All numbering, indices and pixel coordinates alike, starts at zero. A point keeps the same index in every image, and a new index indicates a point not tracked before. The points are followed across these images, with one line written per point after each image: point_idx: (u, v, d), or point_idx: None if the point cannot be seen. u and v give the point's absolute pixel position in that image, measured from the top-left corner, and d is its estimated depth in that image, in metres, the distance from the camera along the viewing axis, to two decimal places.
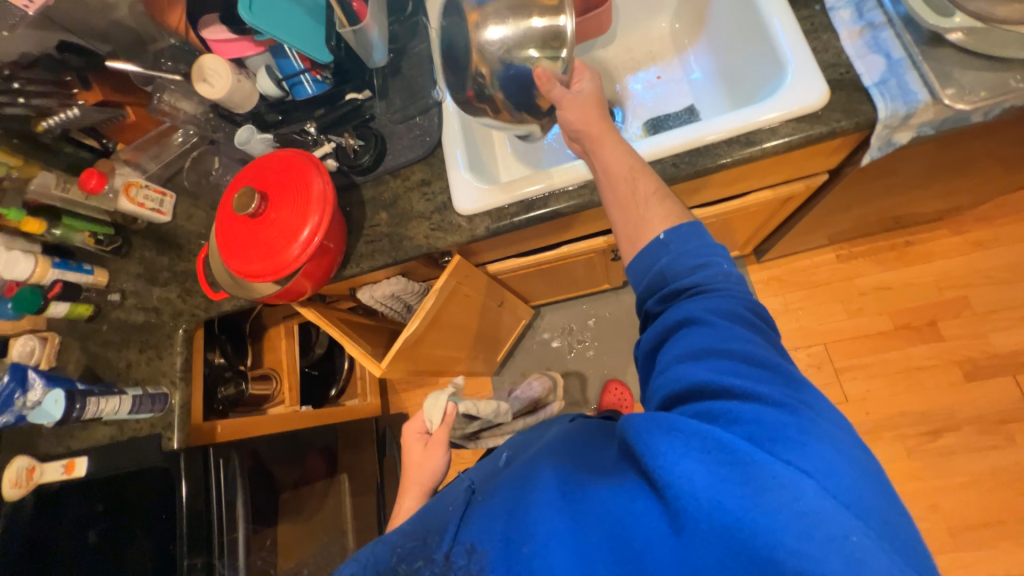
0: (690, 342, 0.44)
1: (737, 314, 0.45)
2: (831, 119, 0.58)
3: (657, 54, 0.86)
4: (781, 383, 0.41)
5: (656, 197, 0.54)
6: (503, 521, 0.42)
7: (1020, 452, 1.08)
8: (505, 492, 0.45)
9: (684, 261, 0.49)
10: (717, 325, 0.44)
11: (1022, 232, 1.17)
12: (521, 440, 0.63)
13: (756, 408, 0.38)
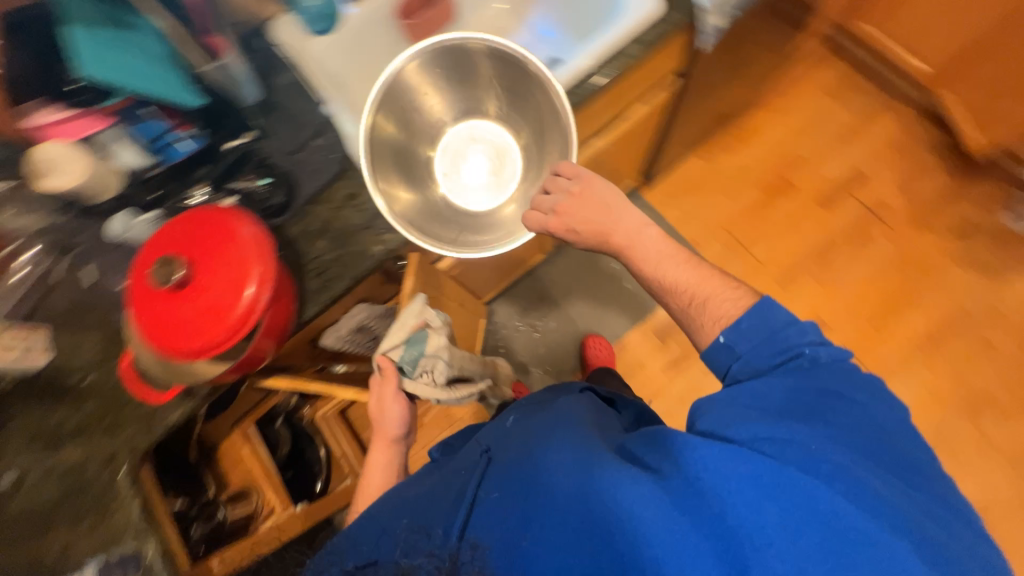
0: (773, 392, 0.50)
1: (837, 385, 0.50)
2: (669, 19, 0.72)
3: (503, 29, 0.96)
4: (877, 443, 0.47)
5: (712, 298, 0.62)
6: (515, 508, 0.50)
7: (881, 244, 1.38)
8: (525, 472, 0.52)
9: (766, 346, 0.54)
10: (805, 390, 0.50)
11: (807, 90, 1.51)
12: (526, 406, 0.70)
13: (838, 458, 0.44)
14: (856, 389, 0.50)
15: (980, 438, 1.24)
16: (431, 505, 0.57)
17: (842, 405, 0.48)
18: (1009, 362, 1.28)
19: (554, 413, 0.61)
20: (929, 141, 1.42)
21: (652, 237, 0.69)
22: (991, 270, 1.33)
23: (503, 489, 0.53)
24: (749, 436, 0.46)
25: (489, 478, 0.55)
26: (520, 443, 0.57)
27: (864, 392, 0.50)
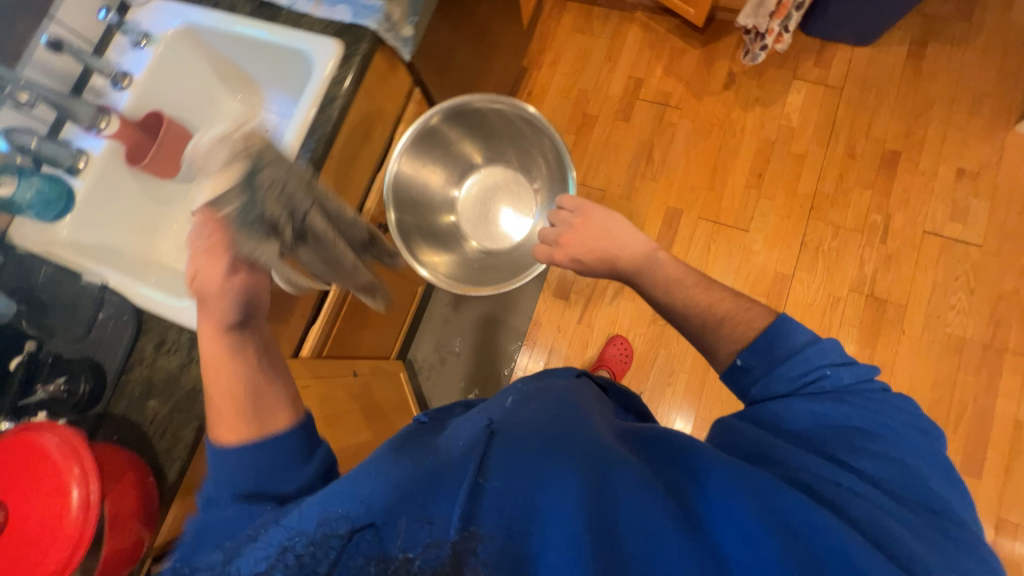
0: (792, 412, 0.58)
1: (858, 404, 0.56)
2: (356, 51, 0.76)
3: (248, 122, 0.96)
4: (874, 447, 0.53)
5: (704, 286, 0.77)
6: (520, 507, 0.44)
7: (684, 123, 1.55)
8: (548, 458, 0.49)
9: (787, 366, 0.61)
10: (815, 405, 0.57)
11: (563, 37, 1.68)
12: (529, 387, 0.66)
13: (853, 485, 0.49)
14: (882, 419, 0.56)
15: (836, 226, 1.40)
16: (434, 469, 0.47)
17: (859, 440, 0.54)
18: (823, 157, 1.45)
19: (552, 398, 0.62)
20: (669, 26, 1.61)
21: (661, 260, 0.83)
22: (769, 97, 1.52)
23: (518, 468, 0.48)
24: (778, 456, 0.53)
25: (510, 452, 0.50)
26: (535, 429, 0.53)
27: (880, 407, 0.56)
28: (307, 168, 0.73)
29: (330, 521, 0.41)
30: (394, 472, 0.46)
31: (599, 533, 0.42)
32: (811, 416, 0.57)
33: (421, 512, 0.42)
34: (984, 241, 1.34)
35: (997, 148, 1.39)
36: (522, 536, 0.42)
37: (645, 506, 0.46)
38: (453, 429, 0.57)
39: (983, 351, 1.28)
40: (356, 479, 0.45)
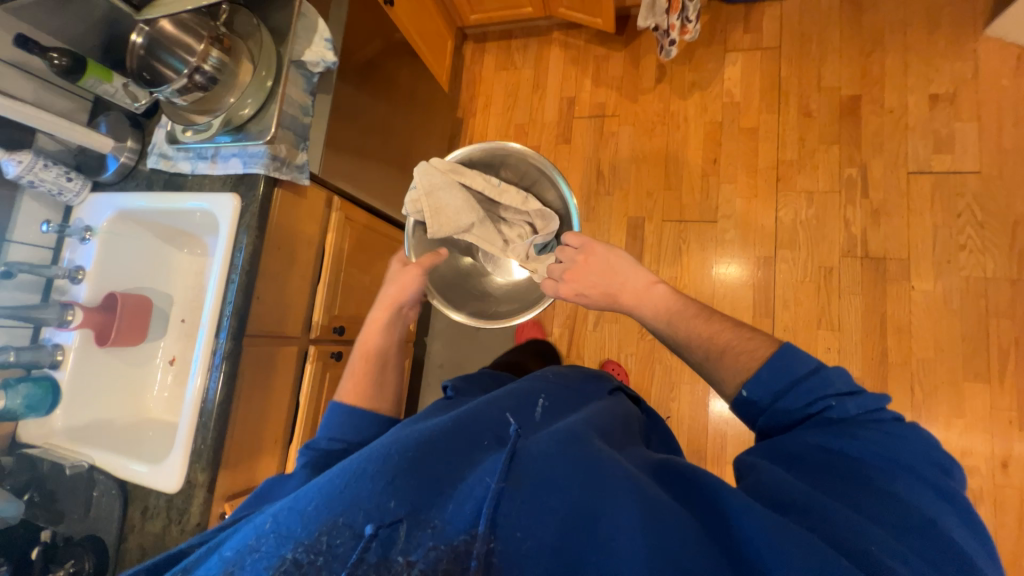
0: (800, 443, 0.53)
1: (874, 435, 0.51)
2: (251, 199, 0.83)
3: (200, 270, 1.03)
4: (876, 482, 0.48)
5: (705, 318, 0.70)
6: (539, 504, 0.46)
7: (625, 129, 1.51)
8: (578, 452, 0.51)
9: (787, 392, 0.57)
10: (813, 437, 0.53)
11: (488, 77, 1.69)
12: (540, 390, 0.72)
13: (857, 517, 0.44)
14: (906, 455, 0.49)
15: (809, 192, 1.31)
16: (459, 463, 0.51)
17: (864, 475, 0.48)
18: (777, 124, 1.37)
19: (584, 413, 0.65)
20: (588, 37, 1.59)
21: (662, 291, 0.74)
22: (706, 78, 1.45)
23: (542, 461, 0.50)
24: (803, 498, 0.46)
25: (535, 446, 0.52)
26: (562, 430, 0.56)
27: (886, 437, 0.51)
28: (230, 320, 0.79)
29: (337, 522, 0.43)
30: (418, 462, 0.49)
31: (628, 517, 0.44)
32: (819, 446, 0.51)
33: (440, 519, 0.45)
34: (980, 166, 1.20)
35: (971, 60, 1.25)
36: (540, 530, 0.44)
37: (661, 501, 0.46)
38: (473, 412, 0.59)
39: (1012, 287, 1.14)
40: (374, 470, 0.47)
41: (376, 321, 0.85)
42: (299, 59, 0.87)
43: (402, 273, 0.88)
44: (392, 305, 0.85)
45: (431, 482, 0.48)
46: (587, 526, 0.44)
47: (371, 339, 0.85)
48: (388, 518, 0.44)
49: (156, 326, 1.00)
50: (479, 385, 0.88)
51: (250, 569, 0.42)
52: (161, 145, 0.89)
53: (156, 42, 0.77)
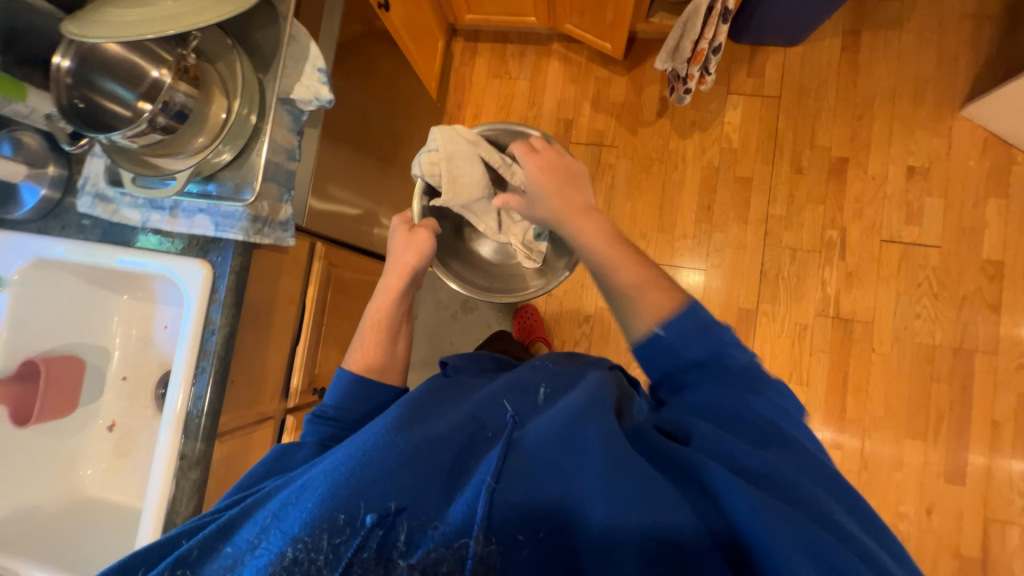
0: (728, 397, 0.51)
1: (760, 396, 0.52)
2: (227, 269, 0.70)
3: (146, 317, 0.86)
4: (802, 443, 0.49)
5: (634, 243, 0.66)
6: (528, 488, 0.45)
7: (622, 163, 1.45)
8: (575, 437, 0.49)
9: (699, 343, 0.54)
10: (726, 395, 0.52)
11: (479, 84, 1.54)
12: (547, 373, 0.66)
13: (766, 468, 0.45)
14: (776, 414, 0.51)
15: (793, 250, 1.35)
16: (455, 454, 0.49)
17: (791, 439, 0.49)
18: (770, 176, 1.38)
19: (595, 384, 0.60)
20: (590, 55, 1.48)
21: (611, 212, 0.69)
22: (706, 119, 1.42)
23: (537, 452, 0.48)
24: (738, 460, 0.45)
25: (533, 436, 0.50)
26: (566, 409, 0.53)
27: (782, 412, 0.51)
28: (203, 417, 0.68)
29: (335, 518, 0.43)
30: (413, 453, 0.47)
31: (612, 502, 0.43)
32: (726, 404, 0.51)
33: (431, 517, 0.45)
34: (942, 242, 1.30)
35: (946, 137, 1.32)
36: (523, 524, 0.44)
37: (650, 480, 0.44)
38: (480, 405, 0.56)
39: (954, 356, 1.27)
40: (373, 459, 0.47)
41: (386, 288, 0.79)
42: (287, 96, 0.72)
43: (412, 239, 0.83)
44: (405, 272, 0.79)
45: (423, 475, 0.47)
46: (574, 518, 0.44)
47: (383, 303, 0.79)
48: (383, 508, 0.44)
49: (91, 388, 0.85)
50: (478, 364, 0.80)
51: (253, 561, 0.44)
52: (97, 182, 0.71)
53: (88, 62, 0.61)
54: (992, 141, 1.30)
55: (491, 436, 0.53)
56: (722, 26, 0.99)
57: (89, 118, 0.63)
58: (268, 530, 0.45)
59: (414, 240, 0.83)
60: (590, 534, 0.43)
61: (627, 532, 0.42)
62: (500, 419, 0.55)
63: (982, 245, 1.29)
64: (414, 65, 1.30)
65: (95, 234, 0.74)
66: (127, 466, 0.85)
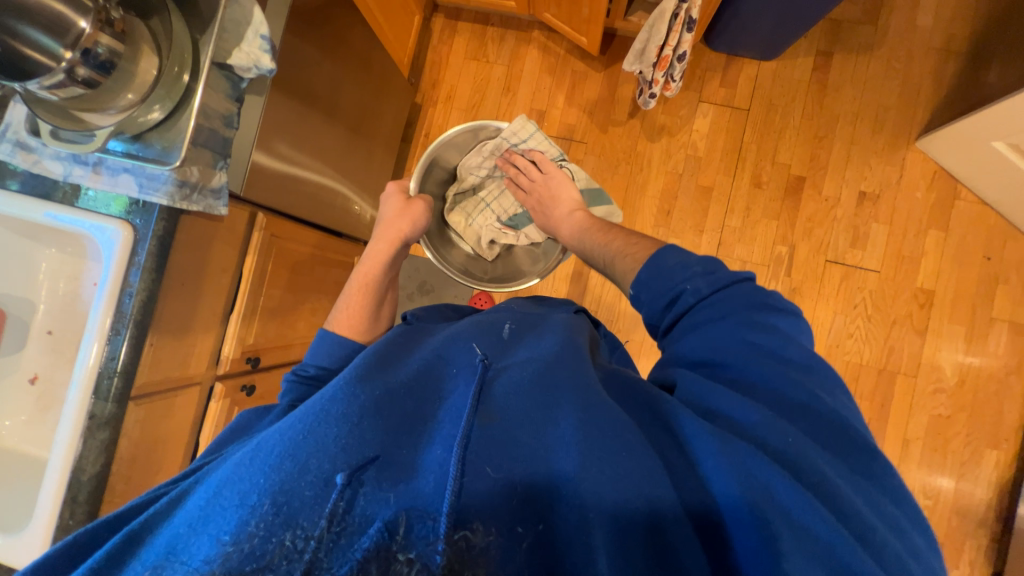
0: (734, 336, 0.52)
1: (791, 343, 0.51)
2: (148, 234, 0.70)
3: (75, 273, 0.82)
4: (815, 387, 0.47)
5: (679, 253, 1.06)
6: (509, 449, 0.43)
7: (589, 159, 1.46)
8: (554, 396, 0.48)
9: (658, 286, 0.63)
10: (724, 323, 0.55)
11: (456, 65, 1.51)
12: (517, 317, 0.67)
13: (743, 410, 0.45)
14: (793, 359, 0.50)
15: (743, 262, 1.39)
16: (425, 408, 0.48)
17: (774, 366, 0.49)
18: (730, 188, 1.40)
19: (555, 334, 0.60)
20: (570, 47, 1.47)
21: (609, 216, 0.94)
22: (676, 124, 1.43)
23: (516, 410, 0.47)
24: (714, 405, 0.47)
25: (510, 388, 0.49)
26: (530, 365, 0.52)
27: (806, 363, 0.50)
28: (115, 379, 0.69)
29: (291, 479, 0.39)
30: (381, 411, 0.45)
31: (596, 480, 0.40)
32: (758, 344, 0.51)
33: (413, 486, 0.41)
34: (881, 267, 1.36)
35: (898, 166, 1.37)
36: (518, 496, 0.41)
37: (642, 456, 0.43)
38: (443, 349, 0.56)
39: (878, 375, 1.34)
40: (339, 415, 0.43)
41: (377, 253, 0.85)
42: (224, 62, 0.71)
43: (407, 208, 0.91)
44: (398, 238, 0.87)
45: (397, 435, 0.44)
46: (557, 486, 0.41)
47: (370, 269, 0.84)
48: (360, 467, 0.41)
49: (11, 340, 0.83)
50: (439, 313, 0.81)
51: (200, 546, 0.38)
52: (18, 129, 0.69)
53: (9, 7, 0.54)
54: (940, 175, 1.36)
55: (459, 377, 0.51)
56: (686, 33, 1.03)
57: (9, 68, 0.57)
58: (218, 507, 0.40)
59: (409, 209, 0.90)
60: (568, 513, 0.40)
61: (610, 510, 0.40)
62: (467, 360, 0.53)
63: (917, 273, 1.35)
64: (384, 40, 1.27)
65: (19, 182, 0.73)
66: (44, 421, 0.83)
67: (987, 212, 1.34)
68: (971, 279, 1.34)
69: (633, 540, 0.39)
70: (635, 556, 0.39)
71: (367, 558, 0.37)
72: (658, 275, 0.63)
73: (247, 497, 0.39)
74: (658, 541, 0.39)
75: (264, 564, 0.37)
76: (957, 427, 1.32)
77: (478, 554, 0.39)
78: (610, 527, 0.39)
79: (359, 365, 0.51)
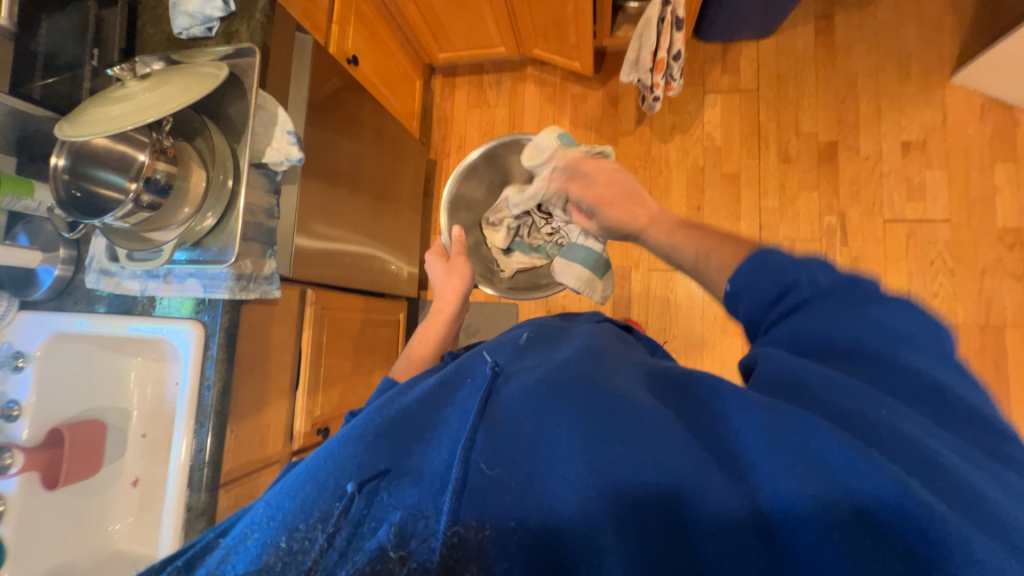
0: (844, 327, 0.43)
1: (910, 327, 0.42)
2: (216, 327, 0.76)
3: (158, 377, 0.90)
4: (933, 378, 0.39)
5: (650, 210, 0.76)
6: (512, 442, 0.43)
7: None
8: (560, 387, 0.45)
9: (759, 282, 0.50)
10: (824, 324, 0.44)
11: (460, 117, 1.60)
12: (539, 325, 0.66)
13: (874, 409, 0.37)
14: (925, 354, 0.41)
15: (791, 240, 1.31)
16: (439, 416, 0.47)
17: (904, 370, 0.40)
18: (758, 169, 1.35)
19: (577, 340, 0.58)
20: (564, 74, 1.52)
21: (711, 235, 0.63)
22: (685, 121, 1.41)
23: (521, 405, 0.45)
24: (827, 397, 0.38)
25: (518, 388, 0.47)
26: (542, 366, 0.51)
27: (922, 349, 0.41)
28: (206, 470, 0.73)
29: (310, 493, 0.41)
30: (396, 424, 0.45)
31: (591, 462, 0.39)
32: (867, 343, 0.42)
33: (418, 493, 0.42)
34: (950, 215, 1.24)
35: (939, 107, 1.28)
36: (513, 493, 0.41)
37: (648, 431, 0.39)
38: (462, 364, 0.55)
39: (982, 333, 1.19)
40: (357, 436, 0.44)
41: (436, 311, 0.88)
42: (260, 161, 0.79)
43: (450, 266, 0.93)
44: (458, 294, 0.90)
45: (411, 444, 0.44)
46: (548, 473, 0.40)
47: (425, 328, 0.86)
48: (373, 477, 0.42)
49: (112, 447, 0.90)
50: None
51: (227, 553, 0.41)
52: (101, 259, 0.79)
53: (81, 157, 0.66)
54: (991, 105, 1.25)
55: (471, 387, 0.50)
56: (676, 33, 1.05)
57: (85, 206, 0.68)
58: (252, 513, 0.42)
59: (453, 267, 0.93)
60: (551, 503, 0.39)
61: (603, 491, 0.37)
62: (481, 368, 0.53)
63: (995, 213, 1.22)
64: (392, 109, 1.37)
65: (105, 304, 0.83)
66: (145, 520, 0.88)
67: None
68: None
69: (632, 516, 0.36)
70: (643, 540, 0.36)
71: (366, 563, 0.39)
72: (758, 269, 0.50)
73: (271, 508, 0.41)
74: (676, 525, 0.35)
75: (266, 565, 0.39)
76: None
77: (477, 550, 0.39)
78: (607, 510, 0.37)
79: (391, 392, 0.52)
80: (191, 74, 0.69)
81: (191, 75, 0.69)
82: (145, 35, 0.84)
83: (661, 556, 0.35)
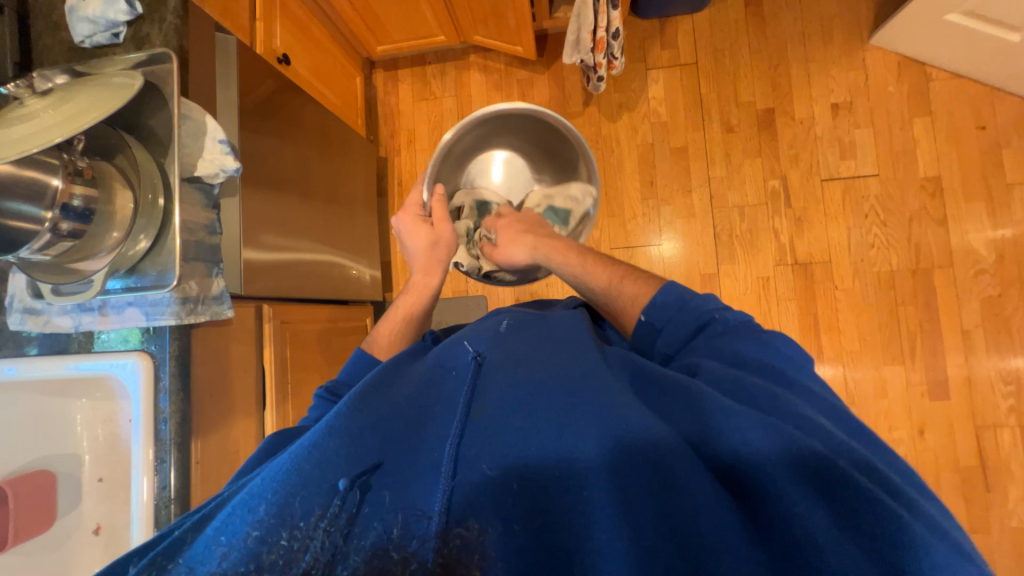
0: (735, 343, 0.51)
1: (790, 350, 0.51)
2: (165, 356, 0.71)
3: (106, 415, 0.84)
4: (806, 381, 0.47)
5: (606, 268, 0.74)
6: (510, 435, 0.43)
7: None
8: (550, 379, 0.47)
9: (680, 315, 0.57)
10: (741, 346, 0.50)
11: (407, 111, 1.55)
12: (512, 311, 0.66)
13: (787, 398, 0.42)
14: (800, 370, 0.49)
15: (740, 207, 1.37)
16: (427, 415, 0.47)
17: (789, 375, 0.47)
18: (704, 141, 1.40)
19: (558, 328, 0.59)
20: (508, 59, 1.50)
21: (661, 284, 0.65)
22: (631, 99, 1.43)
23: (510, 395, 0.46)
24: (744, 382, 0.44)
25: (507, 381, 0.47)
26: (528, 356, 0.51)
27: (795, 360, 0.50)
28: (173, 508, 0.69)
29: (297, 495, 0.39)
30: (386, 422, 0.44)
31: (590, 446, 0.40)
32: (759, 354, 0.49)
33: (415, 497, 0.42)
34: (879, 170, 1.33)
35: (862, 69, 1.35)
36: (514, 485, 0.41)
37: (641, 413, 0.42)
38: (443, 356, 0.54)
39: (914, 277, 1.30)
40: (344, 429, 0.42)
41: (420, 285, 0.81)
42: (192, 175, 0.73)
43: (424, 233, 0.86)
44: (440, 267, 0.84)
45: (402, 446, 0.44)
46: (547, 462, 0.41)
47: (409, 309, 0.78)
48: (364, 473, 0.41)
49: (66, 496, 0.84)
50: None
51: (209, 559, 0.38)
52: (23, 297, 0.72)
53: None
54: (906, 63, 1.34)
55: (456, 383, 0.49)
56: (613, 11, 1.05)
57: None
58: (229, 517, 0.39)
59: (437, 233, 0.87)
60: (549, 493, 0.41)
61: (599, 474, 0.39)
62: (462, 360, 0.52)
63: (917, 165, 1.32)
64: (333, 108, 1.31)
65: (35, 345, 0.76)
66: None
67: (965, 84, 1.31)
68: (973, 154, 1.31)
69: (630, 494, 0.38)
70: (638, 510, 0.38)
71: (366, 562, 0.39)
72: (678, 302, 0.58)
73: (250, 510, 0.38)
74: (667, 501, 0.37)
75: (261, 565, 0.38)
76: (1012, 303, 1.27)
77: (478, 548, 0.40)
78: (604, 486, 0.39)
79: (373, 376, 0.50)
80: (100, 86, 0.63)
81: (100, 87, 0.63)
82: (42, 46, 0.76)
83: (654, 520, 0.37)
